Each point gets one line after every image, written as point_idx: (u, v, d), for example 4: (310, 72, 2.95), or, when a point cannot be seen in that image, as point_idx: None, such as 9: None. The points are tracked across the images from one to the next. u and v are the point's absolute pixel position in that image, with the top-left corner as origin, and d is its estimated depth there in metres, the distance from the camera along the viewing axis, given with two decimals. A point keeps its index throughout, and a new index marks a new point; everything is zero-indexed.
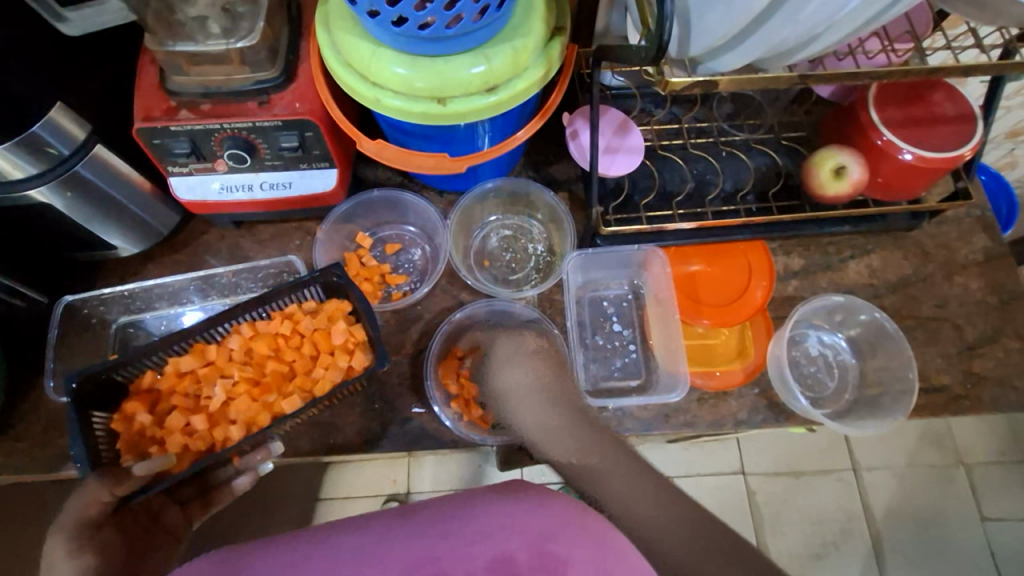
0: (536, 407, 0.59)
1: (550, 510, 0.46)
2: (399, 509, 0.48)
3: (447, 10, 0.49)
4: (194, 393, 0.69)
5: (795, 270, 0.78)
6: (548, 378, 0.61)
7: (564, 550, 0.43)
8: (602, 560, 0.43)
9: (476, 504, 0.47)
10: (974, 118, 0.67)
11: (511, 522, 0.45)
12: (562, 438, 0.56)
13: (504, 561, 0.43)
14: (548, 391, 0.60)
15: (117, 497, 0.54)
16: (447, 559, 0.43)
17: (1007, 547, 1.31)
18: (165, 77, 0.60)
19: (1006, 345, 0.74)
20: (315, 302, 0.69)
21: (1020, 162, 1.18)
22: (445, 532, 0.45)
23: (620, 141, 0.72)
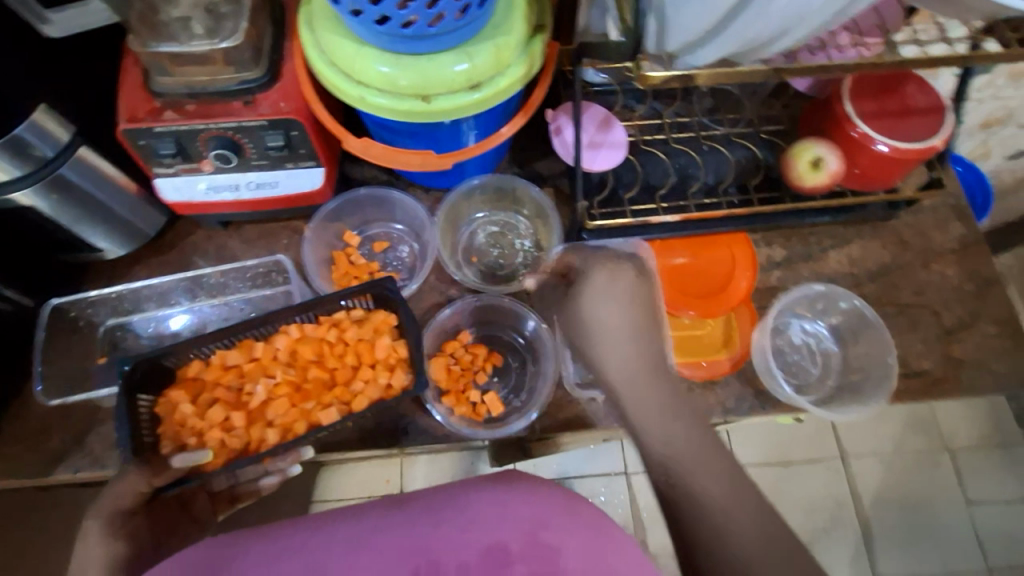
0: (625, 358, 0.54)
1: (537, 503, 0.52)
2: (391, 500, 0.54)
3: (429, 9, 0.49)
4: (237, 387, 0.69)
5: (778, 261, 0.80)
6: (638, 323, 0.54)
7: (552, 538, 0.49)
8: (583, 544, 0.49)
9: (459, 497, 0.53)
10: (945, 109, 0.68)
11: (497, 513, 0.51)
12: (646, 399, 0.53)
13: (495, 550, 0.49)
14: (636, 339, 0.54)
15: (153, 488, 0.56)
16: (437, 544, 0.49)
17: (992, 529, 1.34)
18: (148, 78, 0.60)
19: (982, 329, 0.76)
20: (361, 312, 0.69)
21: (994, 152, 1.21)
22: (430, 522, 0.51)
23: (603, 136, 0.74)
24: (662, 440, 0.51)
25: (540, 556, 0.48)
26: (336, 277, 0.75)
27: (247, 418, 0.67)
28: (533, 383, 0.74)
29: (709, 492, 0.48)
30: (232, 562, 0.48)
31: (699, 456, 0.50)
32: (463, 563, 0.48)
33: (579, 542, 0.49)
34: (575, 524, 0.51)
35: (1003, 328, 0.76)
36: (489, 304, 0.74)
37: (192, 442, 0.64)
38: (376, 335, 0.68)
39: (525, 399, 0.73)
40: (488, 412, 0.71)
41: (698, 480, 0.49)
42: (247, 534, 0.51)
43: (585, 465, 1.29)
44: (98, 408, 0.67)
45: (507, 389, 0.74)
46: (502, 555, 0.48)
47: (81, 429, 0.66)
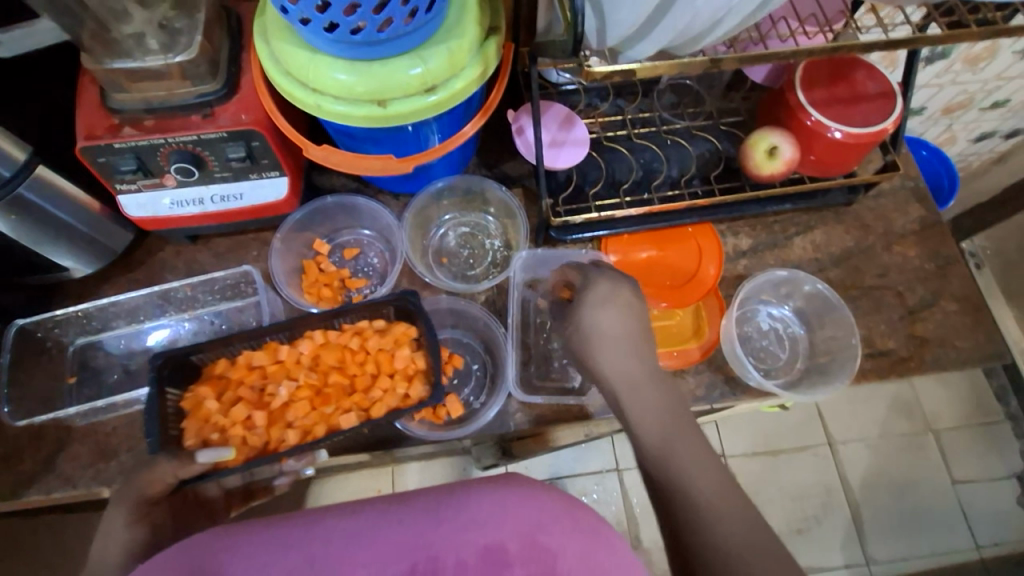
0: (622, 356, 0.59)
1: (539, 503, 0.46)
2: (393, 495, 0.48)
3: (376, 15, 0.50)
4: (259, 387, 0.69)
5: (744, 250, 0.81)
6: (641, 337, 0.61)
7: (555, 542, 0.43)
8: (593, 551, 0.44)
9: (470, 491, 0.47)
10: (895, 94, 0.70)
11: (504, 509, 0.45)
12: (640, 392, 0.57)
13: (496, 551, 0.43)
14: (637, 346, 0.60)
15: (179, 479, 0.57)
16: (442, 548, 0.43)
17: (978, 506, 1.36)
18: (105, 95, 0.60)
19: (944, 308, 0.78)
20: (384, 322, 0.69)
21: (959, 137, 1.24)
22: (438, 517, 0.45)
23: (565, 134, 0.75)
24: (659, 433, 0.53)
25: (542, 558, 0.42)
26: (306, 285, 0.75)
27: (271, 417, 0.67)
28: (493, 383, 0.75)
29: (704, 484, 0.48)
30: (231, 551, 0.42)
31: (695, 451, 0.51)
32: (463, 562, 0.43)
33: (586, 548, 0.44)
34: (582, 530, 0.45)
35: (963, 305, 0.78)
36: (462, 306, 0.75)
37: (215, 437, 0.64)
38: (395, 347, 0.69)
39: (484, 401, 0.74)
40: (447, 415, 0.71)
41: (693, 467, 0.50)
42: (251, 524, 0.45)
43: (576, 465, 1.30)
44: (69, 428, 0.66)
45: (467, 391, 0.75)
46: (505, 557, 0.43)
47: (52, 450, 0.66)
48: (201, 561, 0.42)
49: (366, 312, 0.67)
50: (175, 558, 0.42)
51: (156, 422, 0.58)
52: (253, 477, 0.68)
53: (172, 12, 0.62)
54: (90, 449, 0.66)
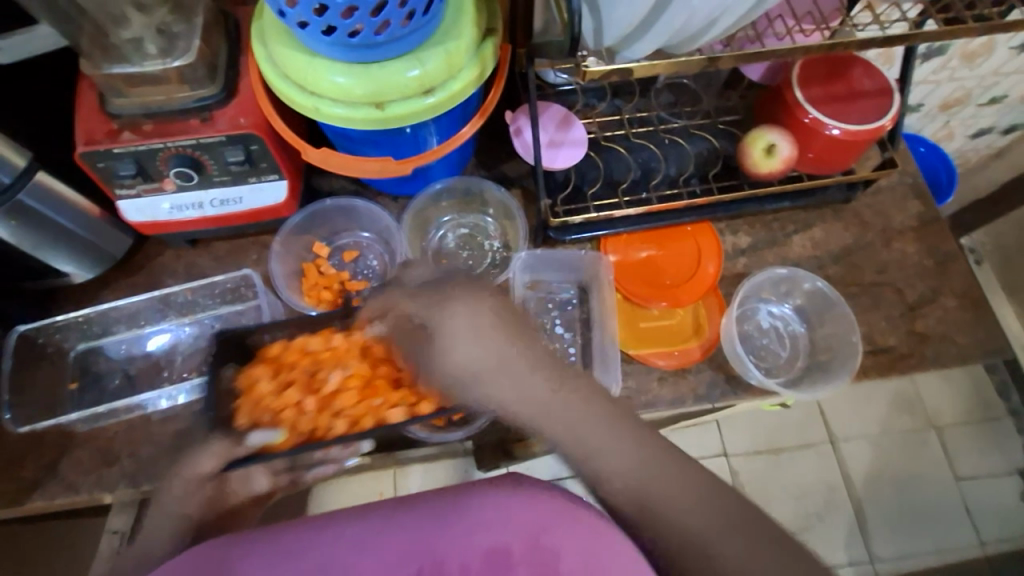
0: (515, 385, 0.49)
1: (542, 504, 0.45)
2: (402, 498, 0.48)
3: (373, 17, 0.50)
4: (310, 372, 0.67)
5: (743, 248, 0.81)
6: (510, 352, 0.50)
7: (557, 541, 0.43)
8: (596, 548, 0.43)
9: (472, 495, 0.46)
10: (892, 91, 0.71)
11: (508, 510, 0.45)
12: (551, 421, 0.49)
13: (500, 552, 0.43)
14: (515, 368, 0.50)
15: (231, 458, 0.57)
16: (446, 552, 0.43)
17: (981, 502, 1.36)
18: (104, 100, 0.60)
19: (944, 304, 0.78)
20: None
21: (957, 133, 1.24)
22: (442, 522, 0.44)
23: (563, 135, 0.75)
24: (578, 450, 0.48)
25: (544, 560, 0.42)
26: (305, 288, 0.75)
27: (322, 403, 0.65)
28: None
29: (658, 489, 0.46)
30: (235, 560, 0.43)
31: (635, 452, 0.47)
32: (468, 563, 0.43)
33: (591, 548, 0.43)
34: (587, 529, 0.44)
35: (963, 300, 0.78)
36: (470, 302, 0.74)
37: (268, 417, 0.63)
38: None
39: None
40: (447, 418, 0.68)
41: (636, 471, 0.47)
42: (257, 530, 0.45)
43: None
44: (71, 433, 0.66)
45: None
46: (507, 557, 0.42)
47: (54, 456, 0.66)
48: (210, 565, 0.42)
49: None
50: (185, 564, 0.43)
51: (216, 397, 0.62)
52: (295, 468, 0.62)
53: (169, 16, 0.62)
54: (92, 454, 0.66)
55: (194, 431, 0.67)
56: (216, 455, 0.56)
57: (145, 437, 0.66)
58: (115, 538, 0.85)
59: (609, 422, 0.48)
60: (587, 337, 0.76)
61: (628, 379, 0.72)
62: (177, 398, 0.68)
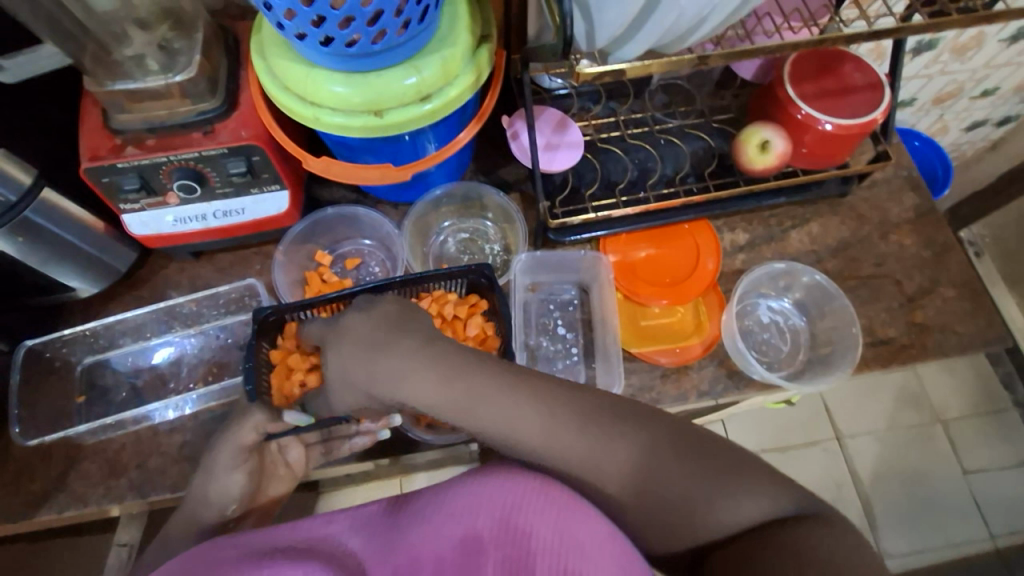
0: (425, 389, 0.49)
1: (514, 486, 0.45)
2: (397, 501, 0.49)
3: (370, 27, 0.51)
4: None
5: (741, 245, 0.82)
6: (385, 347, 0.50)
7: (528, 523, 0.42)
8: (568, 525, 0.42)
9: (450, 487, 0.47)
10: (882, 85, 0.72)
11: (479, 497, 0.44)
12: (477, 415, 0.48)
13: (471, 540, 0.42)
14: (412, 378, 0.49)
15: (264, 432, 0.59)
16: (422, 547, 0.43)
17: (990, 495, 1.36)
18: (108, 117, 0.61)
19: (943, 294, 0.79)
20: (456, 294, 0.71)
21: (951, 126, 1.25)
22: (420, 519, 0.45)
23: (559, 138, 0.76)
24: (524, 444, 0.47)
25: (515, 541, 0.41)
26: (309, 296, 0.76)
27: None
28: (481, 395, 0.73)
29: (572, 451, 0.46)
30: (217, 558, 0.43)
31: (535, 413, 0.47)
32: (441, 558, 0.42)
33: (565, 524, 0.42)
34: (556, 505, 0.43)
35: (962, 290, 0.79)
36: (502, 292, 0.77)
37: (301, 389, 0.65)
38: (468, 316, 0.70)
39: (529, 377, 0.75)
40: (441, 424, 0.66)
41: (522, 429, 0.47)
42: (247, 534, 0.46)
43: None
44: (79, 446, 0.67)
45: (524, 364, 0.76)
46: (479, 544, 0.42)
47: (61, 469, 0.66)
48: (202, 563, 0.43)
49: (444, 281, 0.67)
50: (182, 559, 0.45)
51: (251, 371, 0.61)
52: (330, 434, 0.67)
53: (170, 33, 0.64)
54: (100, 466, 0.66)
55: (202, 441, 0.68)
56: (252, 428, 0.58)
57: (153, 448, 0.67)
58: (123, 551, 0.85)
59: (498, 391, 0.48)
60: (587, 336, 0.78)
61: (631, 377, 0.73)
62: (183, 408, 0.69)
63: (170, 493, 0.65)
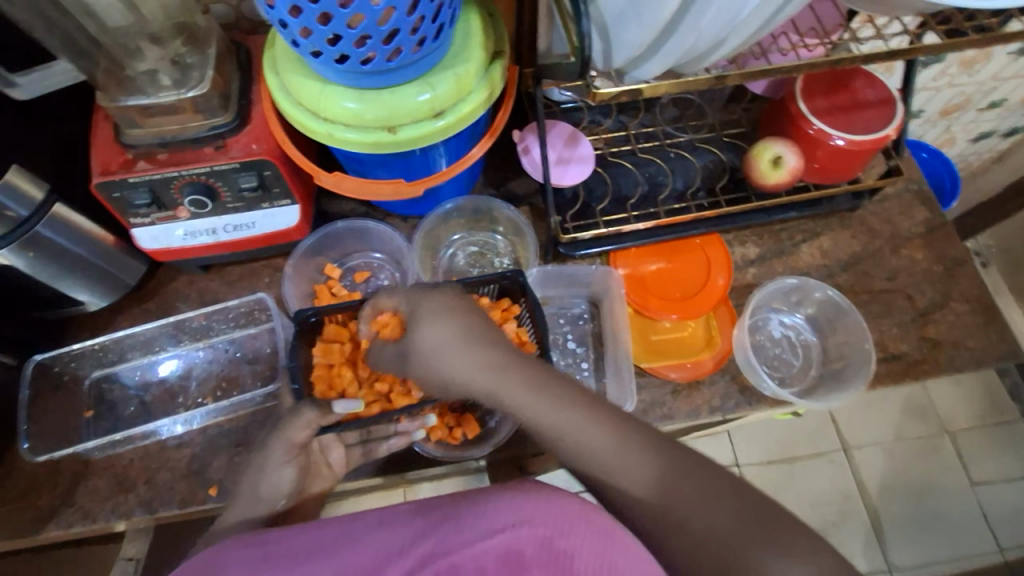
0: (502, 386, 0.51)
1: (557, 506, 0.43)
2: (421, 505, 0.46)
3: (385, 45, 0.50)
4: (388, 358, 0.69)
5: (752, 259, 0.81)
6: (462, 338, 0.53)
7: (571, 544, 0.41)
8: (612, 551, 0.41)
9: (488, 495, 0.45)
10: (895, 101, 0.71)
11: (523, 512, 0.42)
12: (552, 420, 0.49)
13: (513, 556, 0.40)
14: (501, 374, 0.51)
15: (320, 426, 0.59)
16: (460, 557, 0.41)
17: (999, 509, 1.34)
18: (119, 131, 0.61)
19: (955, 309, 0.78)
20: (489, 299, 0.70)
21: (958, 138, 1.25)
22: (456, 526, 0.42)
23: (571, 152, 0.76)
24: (595, 465, 0.47)
25: (558, 562, 0.40)
26: None
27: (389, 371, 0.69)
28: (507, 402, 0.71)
29: (639, 474, 0.45)
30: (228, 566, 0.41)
31: (612, 443, 0.47)
32: (482, 566, 0.40)
33: (610, 549, 0.41)
34: (599, 530, 0.42)
35: (974, 305, 0.78)
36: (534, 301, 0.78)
37: (346, 388, 0.67)
38: (501, 322, 0.69)
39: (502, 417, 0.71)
40: (464, 435, 0.69)
41: (591, 447, 0.47)
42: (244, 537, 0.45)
43: None
44: (87, 461, 0.66)
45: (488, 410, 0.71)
46: (521, 561, 0.40)
47: (69, 485, 0.65)
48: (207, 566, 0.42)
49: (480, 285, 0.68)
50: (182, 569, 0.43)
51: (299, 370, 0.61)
52: (370, 436, 0.68)
53: (183, 48, 0.64)
54: (109, 481, 0.66)
55: (211, 455, 0.67)
56: (306, 424, 0.58)
57: (162, 463, 0.67)
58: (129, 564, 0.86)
59: (582, 408, 0.49)
60: (597, 352, 0.77)
61: (642, 393, 0.72)
62: (192, 423, 0.68)
63: (178, 509, 0.64)
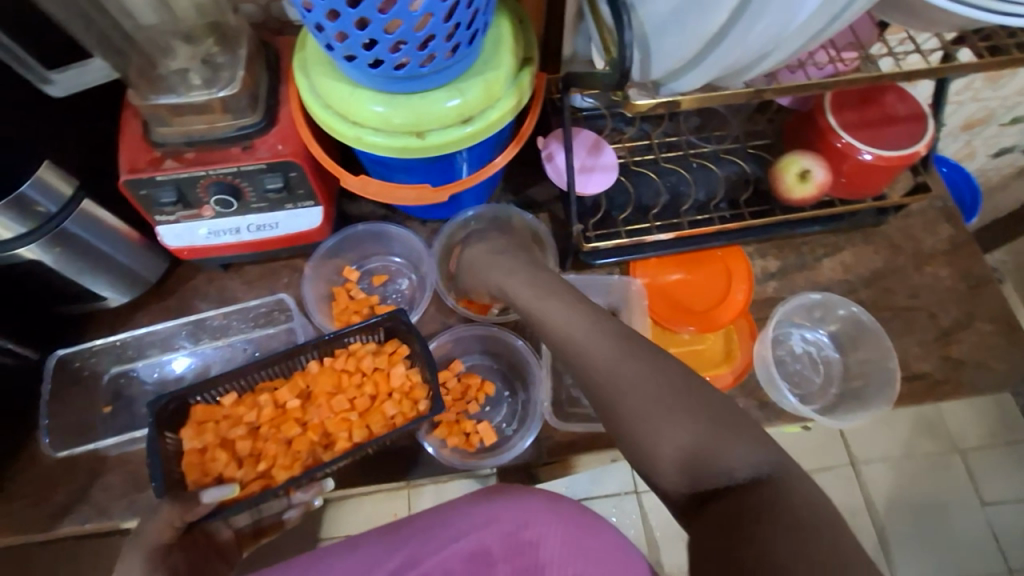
0: (522, 286, 0.63)
1: (526, 503, 0.55)
2: (387, 526, 0.58)
3: (420, 51, 0.50)
4: (269, 435, 0.69)
5: (773, 272, 0.80)
6: (501, 253, 0.70)
7: (535, 534, 0.53)
8: (575, 538, 0.53)
9: (455, 510, 0.57)
10: (925, 116, 0.71)
11: (487, 519, 0.54)
12: (567, 318, 0.57)
13: (481, 554, 0.53)
14: (527, 286, 0.63)
15: (187, 522, 0.56)
16: (432, 559, 0.54)
17: (1009, 529, 1.32)
18: (148, 129, 0.61)
19: (979, 329, 0.77)
20: (375, 345, 0.70)
21: (978, 152, 1.24)
22: (427, 536, 0.55)
23: (594, 160, 0.76)
24: (602, 375, 0.52)
25: (523, 552, 0.53)
26: (336, 312, 0.76)
27: (270, 445, 0.68)
28: (524, 411, 0.74)
29: (636, 377, 0.50)
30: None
31: (613, 351, 0.52)
32: (455, 567, 0.53)
33: (570, 534, 0.54)
34: (563, 518, 0.55)
35: (999, 325, 0.77)
36: None
37: (221, 471, 0.65)
38: (390, 366, 0.69)
39: (517, 427, 0.73)
40: (481, 442, 0.70)
41: (593, 352, 0.53)
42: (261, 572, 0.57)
43: (594, 487, 1.27)
44: (104, 457, 0.66)
45: (498, 418, 0.74)
46: (490, 557, 0.53)
47: (85, 481, 0.66)
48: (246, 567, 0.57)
49: (362, 335, 0.67)
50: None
51: (159, 466, 0.57)
52: (262, 513, 0.66)
53: (214, 48, 0.64)
54: (125, 478, 0.66)
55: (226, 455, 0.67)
56: (166, 519, 0.54)
57: None
58: None
59: (589, 318, 0.56)
60: None
61: None
62: None
63: None
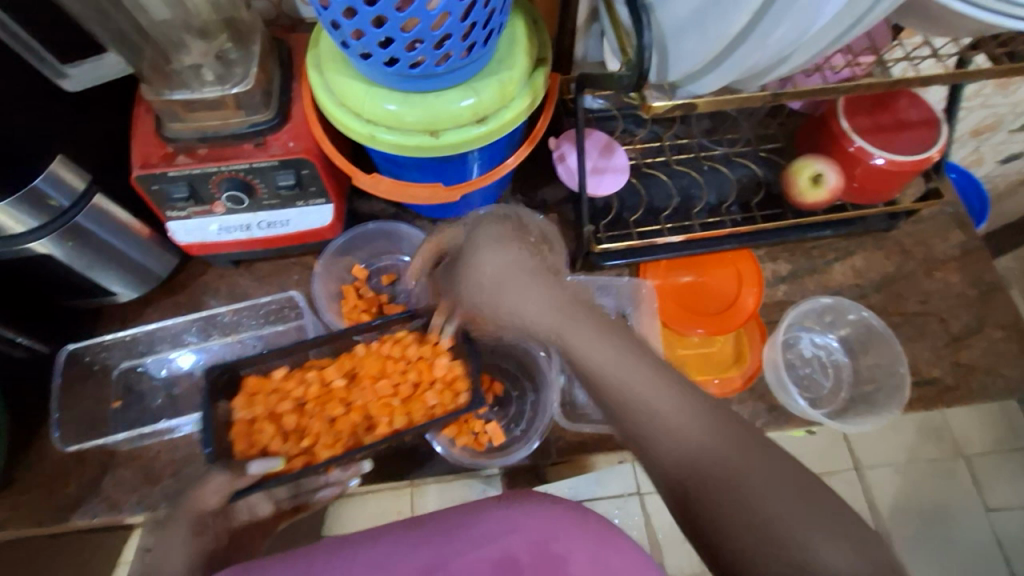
0: (569, 325, 0.52)
1: (548, 514, 0.47)
2: None
3: (435, 49, 0.50)
4: (314, 412, 0.69)
5: (783, 276, 0.80)
6: (526, 269, 0.57)
7: (564, 547, 0.44)
8: (602, 552, 0.44)
9: (483, 512, 0.48)
10: (938, 122, 0.70)
11: (513, 524, 0.46)
12: (627, 369, 0.47)
13: (509, 561, 0.44)
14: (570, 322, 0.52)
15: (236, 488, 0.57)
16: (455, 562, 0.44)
17: (1013, 537, 1.32)
18: (161, 124, 0.61)
19: (990, 335, 0.77)
20: (418, 333, 0.70)
21: (986, 158, 1.23)
22: (452, 538, 0.46)
23: (606, 162, 0.75)
24: (670, 436, 0.43)
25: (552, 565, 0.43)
26: (344, 310, 0.75)
27: (314, 423, 0.68)
28: (533, 412, 0.73)
29: (699, 440, 0.42)
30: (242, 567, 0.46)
31: (678, 406, 0.44)
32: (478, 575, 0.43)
33: (593, 548, 0.45)
34: (590, 535, 0.46)
35: (1009, 331, 0.77)
36: None
37: (267, 444, 0.65)
38: (434, 356, 0.69)
39: (525, 428, 0.72)
40: (490, 441, 0.70)
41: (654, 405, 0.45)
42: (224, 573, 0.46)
43: (597, 488, 1.27)
44: (114, 452, 0.67)
45: (508, 418, 0.74)
46: (516, 566, 0.43)
47: (95, 475, 0.66)
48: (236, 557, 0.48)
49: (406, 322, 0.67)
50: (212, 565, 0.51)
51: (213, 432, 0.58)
52: (299, 491, 0.64)
53: (228, 44, 0.65)
54: (135, 472, 0.66)
55: None
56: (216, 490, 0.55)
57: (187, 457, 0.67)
58: None
59: (647, 369, 0.47)
60: None
61: None
62: None
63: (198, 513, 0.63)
